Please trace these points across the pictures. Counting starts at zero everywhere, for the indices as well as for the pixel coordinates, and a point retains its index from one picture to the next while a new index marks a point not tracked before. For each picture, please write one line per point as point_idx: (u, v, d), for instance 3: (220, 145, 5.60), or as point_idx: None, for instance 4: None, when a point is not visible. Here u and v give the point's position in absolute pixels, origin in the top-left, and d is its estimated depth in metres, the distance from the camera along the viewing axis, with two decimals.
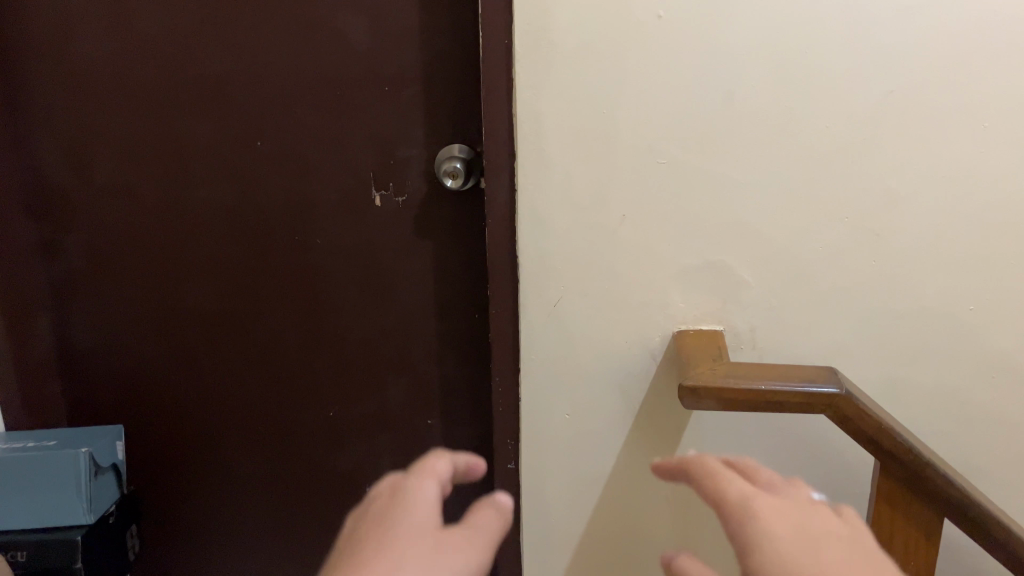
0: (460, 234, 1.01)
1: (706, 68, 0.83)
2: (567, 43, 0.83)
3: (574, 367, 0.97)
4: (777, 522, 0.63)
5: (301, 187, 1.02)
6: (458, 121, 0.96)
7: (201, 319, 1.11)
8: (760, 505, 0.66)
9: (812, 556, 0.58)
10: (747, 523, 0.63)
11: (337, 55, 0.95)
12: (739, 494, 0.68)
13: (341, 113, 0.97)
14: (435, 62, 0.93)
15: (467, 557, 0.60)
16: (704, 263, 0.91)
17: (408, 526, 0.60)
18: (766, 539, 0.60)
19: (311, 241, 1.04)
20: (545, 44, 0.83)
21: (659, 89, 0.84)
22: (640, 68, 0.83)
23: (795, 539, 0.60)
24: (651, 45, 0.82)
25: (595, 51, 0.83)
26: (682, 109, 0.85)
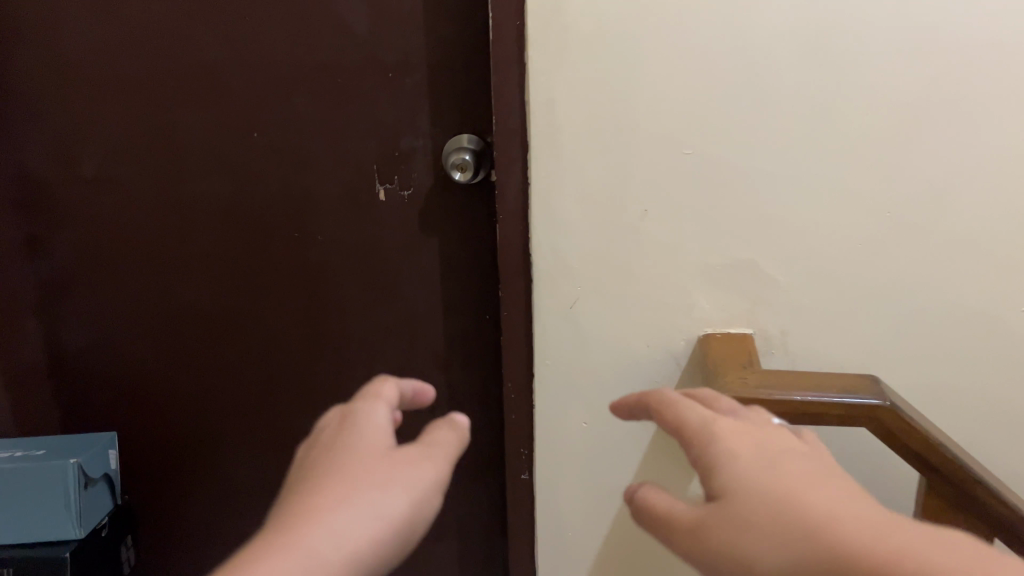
0: (469, 230, 0.94)
1: (735, 50, 0.76)
2: (583, 25, 0.76)
3: (591, 372, 0.91)
4: (740, 443, 0.53)
5: (300, 180, 0.96)
6: (467, 108, 0.89)
7: (197, 319, 1.05)
8: (722, 427, 0.56)
9: (783, 476, 0.49)
10: (709, 444, 0.54)
11: (336, 38, 0.88)
12: (698, 417, 0.58)
13: (342, 100, 0.91)
14: (441, 45, 0.87)
15: (422, 476, 0.56)
16: (733, 262, 0.84)
17: (358, 455, 0.56)
18: (733, 461, 0.51)
19: (310, 237, 0.98)
20: (560, 25, 0.77)
21: (683, 75, 0.77)
22: (663, 50, 0.77)
23: (759, 457, 0.52)
24: (675, 25, 0.75)
25: (614, 32, 0.76)
26: (707, 96, 0.78)
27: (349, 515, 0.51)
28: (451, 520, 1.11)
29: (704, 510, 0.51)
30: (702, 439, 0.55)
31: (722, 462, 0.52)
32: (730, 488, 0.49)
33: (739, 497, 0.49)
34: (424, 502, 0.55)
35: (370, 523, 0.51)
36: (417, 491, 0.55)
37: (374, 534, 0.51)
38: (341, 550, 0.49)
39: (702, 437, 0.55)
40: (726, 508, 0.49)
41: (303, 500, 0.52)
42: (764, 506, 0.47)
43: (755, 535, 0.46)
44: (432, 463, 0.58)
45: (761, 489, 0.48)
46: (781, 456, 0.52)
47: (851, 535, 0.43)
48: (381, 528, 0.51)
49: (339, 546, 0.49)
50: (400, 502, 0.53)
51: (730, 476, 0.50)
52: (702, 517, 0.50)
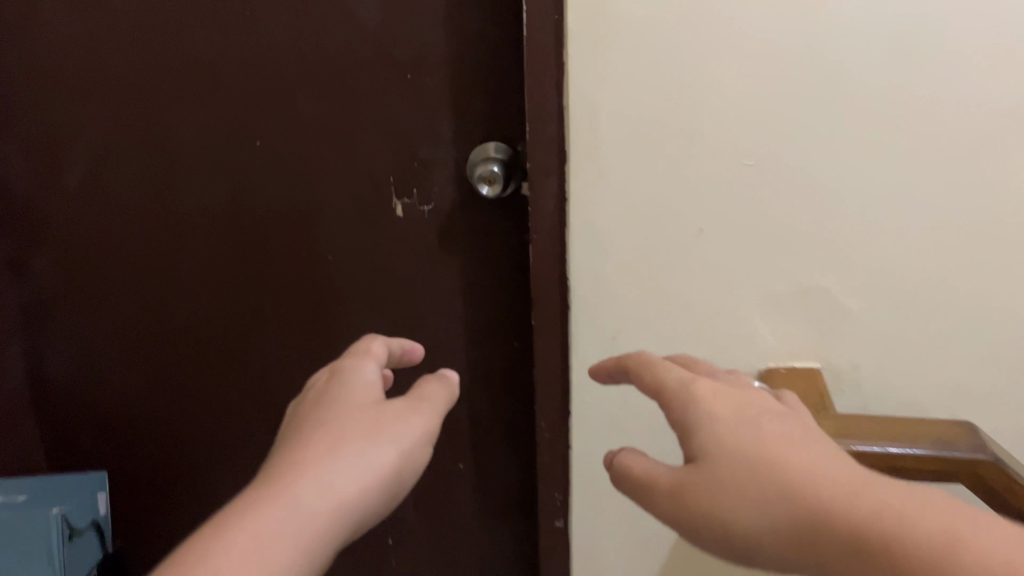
0: (498, 251, 0.84)
1: (806, 47, 0.65)
2: (630, 17, 0.66)
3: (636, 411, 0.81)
4: (719, 402, 0.48)
5: (307, 194, 0.86)
6: (496, 114, 0.79)
7: (193, 347, 0.96)
8: (699, 385, 0.50)
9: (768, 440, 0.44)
10: (686, 405, 0.48)
11: (345, 34, 0.78)
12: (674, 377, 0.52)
13: (353, 106, 0.81)
14: (466, 42, 0.76)
15: (413, 427, 0.53)
16: (800, 288, 0.74)
17: (346, 408, 0.53)
18: (715, 426, 0.46)
19: (319, 257, 0.89)
20: (605, 18, 0.66)
21: (746, 75, 0.67)
22: (723, 47, 0.66)
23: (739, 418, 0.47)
24: (738, 18, 0.65)
25: (667, 26, 0.66)
26: (773, 99, 0.67)
27: (338, 465, 0.48)
28: (475, 562, 1.02)
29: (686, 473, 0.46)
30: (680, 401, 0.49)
31: (701, 424, 0.47)
32: (711, 452, 0.45)
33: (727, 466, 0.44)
34: (415, 453, 0.52)
35: (360, 473, 0.48)
36: (405, 443, 0.52)
37: (363, 483, 0.48)
38: (332, 501, 0.46)
39: (681, 399, 0.50)
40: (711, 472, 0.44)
41: (290, 453, 0.49)
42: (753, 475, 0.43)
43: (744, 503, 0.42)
44: (423, 415, 0.55)
45: (747, 455, 0.44)
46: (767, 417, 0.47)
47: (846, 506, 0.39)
48: (372, 478, 0.48)
49: (331, 498, 0.46)
50: (390, 452, 0.50)
51: (711, 440, 0.46)
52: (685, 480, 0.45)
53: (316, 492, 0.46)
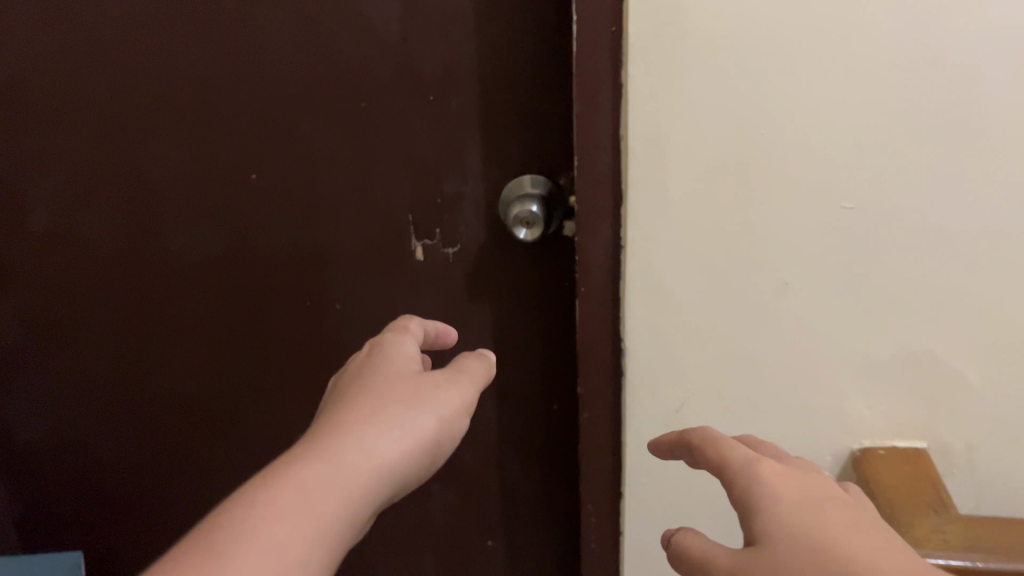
0: (534, 301, 0.72)
1: (920, 64, 0.53)
2: (704, 28, 0.54)
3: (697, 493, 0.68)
4: (788, 484, 0.42)
5: (312, 235, 0.74)
6: (534, 142, 0.67)
7: (184, 406, 0.85)
8: (768, 466, 0.43)
9: (839, 529, 0.39)
10: (754, 488, 0.42)
11: (356, 48, 0.66)
12: (740, 454, 0.44)
13: (366, 132, 0.69)
14: (499, 58, 0.65)
15: (453, 397, 0.50)
16: (906, 355, 0.61)
17: (383, 378, 0.50)
18: (785, 514, 0.40)
19: (326, 308, 0.77)
20: (673, 29, 0.54)
21: (846, 100, 0.55)
22: (817, 65, 0.54)
23: (813, 505, 0.40)
24: (837, 30, 0.53)
25: (749, 39, 0.54)
26: (878, 130, 0.55)
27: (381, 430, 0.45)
28: None
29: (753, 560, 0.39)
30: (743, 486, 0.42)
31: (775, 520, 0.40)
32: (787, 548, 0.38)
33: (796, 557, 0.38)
34: (456, 422, 0.49)
35: (401, 439, 0.45)
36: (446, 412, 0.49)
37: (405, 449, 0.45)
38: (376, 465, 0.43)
39: (745, 481, 0.43)
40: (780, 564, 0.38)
41: (329, 420, 0.46)
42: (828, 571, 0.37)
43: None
44: (465, 384, 0.52)
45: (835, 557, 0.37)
46: (808, 475, 0.43)
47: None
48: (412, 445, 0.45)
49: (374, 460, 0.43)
50: (430, 419, 0.47)
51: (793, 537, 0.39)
52: (752, 567, 0.39)
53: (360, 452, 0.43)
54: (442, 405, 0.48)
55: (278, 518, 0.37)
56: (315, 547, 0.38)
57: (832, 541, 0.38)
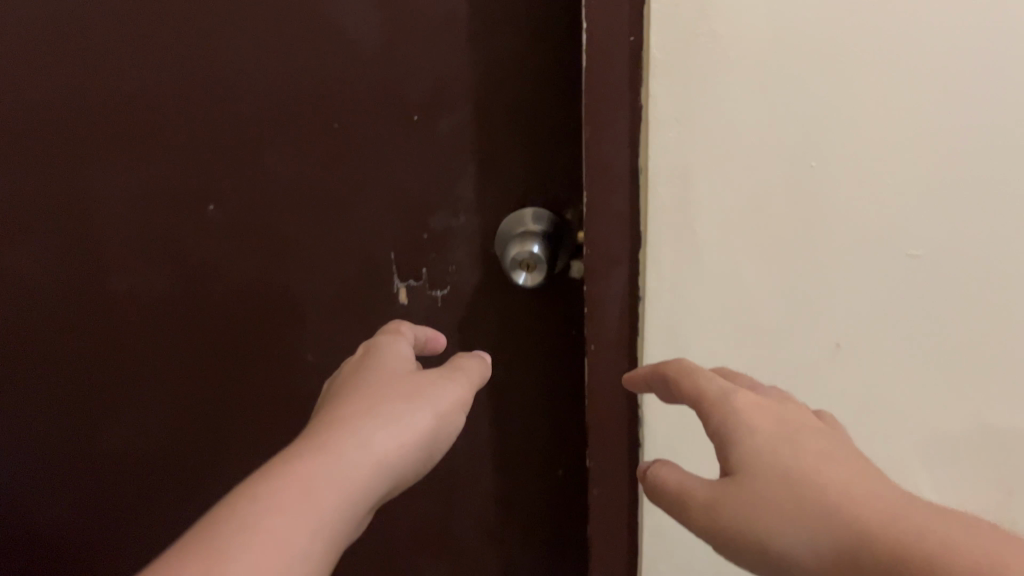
0: (535, 354, 0.62)
1: (1008, 85, 0.43)
2: (744, 37, 0.44)
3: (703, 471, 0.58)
4: (764, 417, 0.39)
5: (280, 275, 0.65)
6: (537, 171, 0.57)
7: (140, 464, 0.76)
8: (745, 398, 0.40)
9: (817, 459, 0.36)
10: (728, 424, 0.39)
11: (329, 60, 0.57)
12: (714, 386, 0.41)
13: (341, 158, 0.60)
14: (495, 73, 0.55)
15: (456, 387, 0.43)
16: (982, 431, 0.51)
17: (379, 370, 0.43)
18: (763, 450, 0.37)
19: (297, 357, 0.67)
20: (702, 40, 0.45)
21: (914, 126, 0.45)
22: (882, 85, 0.44)
23: (792, 437, 0.38)
24: (907, 42, 0.43)
25: (797, 52, 0.44)
26: (953, 164, 0.45)
27: (379, 421, 0.38)
28: None
29: (729, 496, 0.37)
30: (719, 419, 0.40)
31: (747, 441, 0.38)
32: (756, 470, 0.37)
33: (773, 494, 0.36)
34: (459, 414, 0.42)
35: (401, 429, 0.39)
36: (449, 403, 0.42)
37: (410, 441, 0.38)
38: (380, 459, 0.37)
39: (720, 415, 0.40)
40: (759, 502, 0.36)
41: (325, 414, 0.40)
42: (805, 504, 0.35)
43: (795, 530, 0.34)
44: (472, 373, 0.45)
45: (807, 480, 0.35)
46: (790, 410, 0.40)
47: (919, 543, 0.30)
48: (414, 437, 0.39)
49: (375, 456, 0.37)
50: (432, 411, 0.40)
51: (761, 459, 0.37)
52: (729, 503, 0.37)
53: (359, 446, 0.37)
54: (443, 398, 0.41)
55: (271, 523, 0.31)
56: (314, 554, 0.32)
57: (809, 472, 0.36)
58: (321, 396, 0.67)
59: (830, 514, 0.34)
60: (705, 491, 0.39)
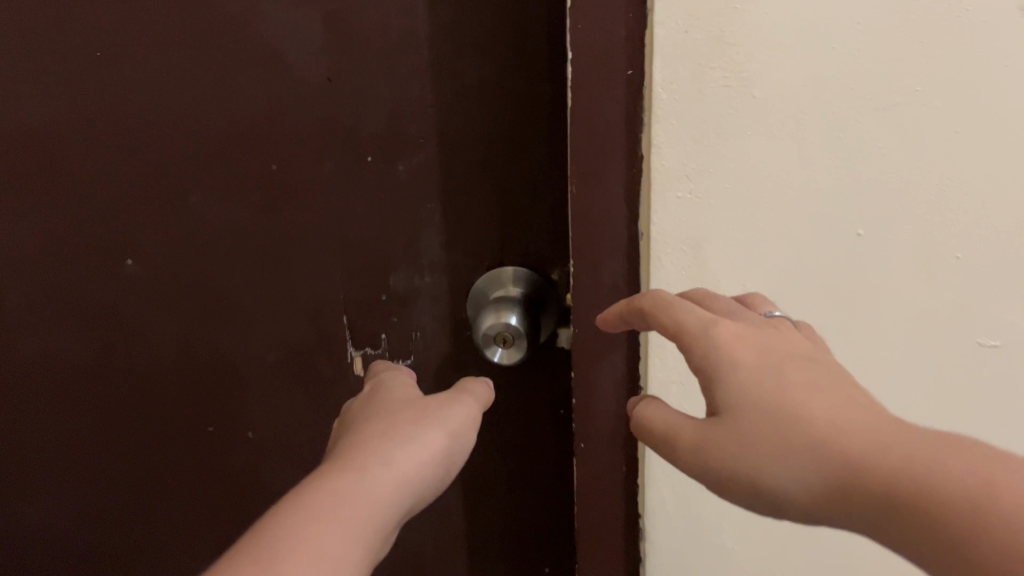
0: (514, 437, 0.52)
1: None
2: (775, 69, 0.35)
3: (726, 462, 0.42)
4: (746, 346, 0.31)
5: (210, 340, 0.55)
6: (513, 225, 0.47)
7: (57, 554, 0.65)
8: (727, 331, 0.32)
9: (802, 390, 0.30)
10: (710, 356, 0.31)
11: (260, 87, 0.47)
12: (692, 317, 0.33)
13: (279, 206, 0.50)
14: (464, 108, 0.45)
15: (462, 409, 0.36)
16: None
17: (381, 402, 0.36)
18: (743, 384, 0.30)
19: (234, 436, 0.57)
20: (720, 78, 0.35)
21: (992, 183, 0.35)
22: (956, 135, 0.35)
23: (777, 367, 0.30)
24: (990, 81, 0.34)
25: (847, 92, 0.35)
26: None
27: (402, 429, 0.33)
28: None
29: (711, 437, 0.30)
30: (698, 358, 0.32)
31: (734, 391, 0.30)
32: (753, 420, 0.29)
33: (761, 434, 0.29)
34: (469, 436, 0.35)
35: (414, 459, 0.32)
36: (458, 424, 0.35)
37: (443, 445, 0.33)
38: (409, 469, 0.32)
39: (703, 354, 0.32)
40: (745, 441, 0.29)
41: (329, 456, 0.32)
42: (791, 443, 0.28)
43: (787, 479, 0.28)
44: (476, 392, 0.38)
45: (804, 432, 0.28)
46: (774, 337, 0.32)
47: (918, 484, 0.25)
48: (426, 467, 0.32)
49: (402, 469, 0.31)
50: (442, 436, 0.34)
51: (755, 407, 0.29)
52: (713, 445, 0.30)
53: (383, 457, 0.31)
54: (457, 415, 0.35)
55: None
56: None
57: (793, 406, 0.29)
58: (269, 472, 0.58)
59: (822, 456, 0.28)
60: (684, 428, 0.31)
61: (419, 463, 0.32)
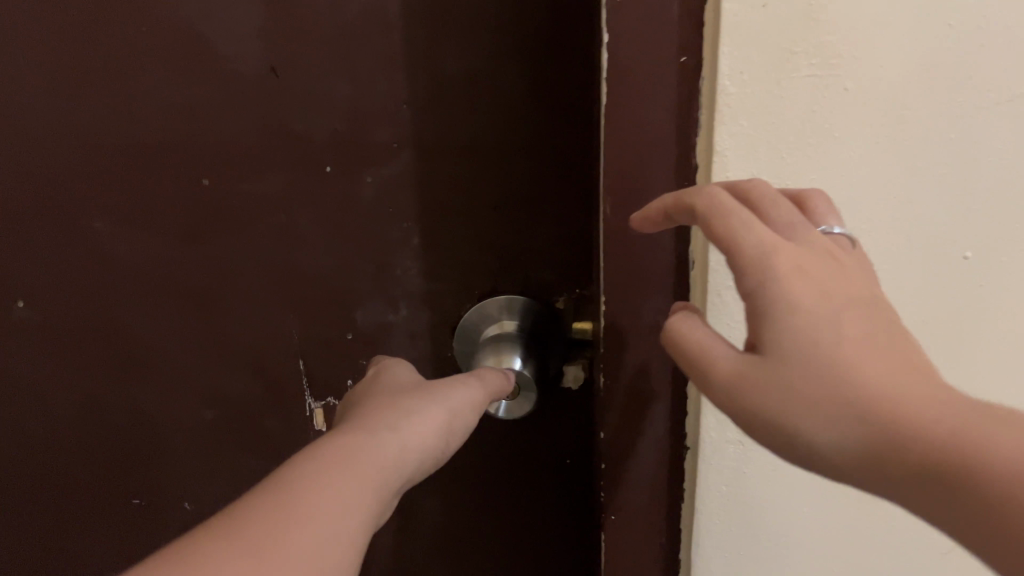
0: (513, 491, 0.44)
1: None
2: (874, 54, 0.27)
3: (784, 471, 0.33)
4: (808, 286, 0.21)
5: (127, 396, 0.44)
6: (511, 245, 0.39)
7: None
8: (787, 263, 0.21)
9: (862, 346, 0.20)
10: (759, 291, 0.21)
11: (177, 84, 0.37)
12: (746, 233, 0.22)
13: (212, 231, 0.40)
14: (446, 105, 0.36)
15: (463, 391, 0.29)
16: None
17: (368, 389, 0.30)
18: (798, 330, 0.21)
19: (165, 508, 0.47)
20: (804, 65, 0.27)
21: None
22: None
23: (839, 319, 0.21)
24: None
25: (960, 81, 0.27)
26: None
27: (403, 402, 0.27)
28: None
29: (748, 375, 0.21)
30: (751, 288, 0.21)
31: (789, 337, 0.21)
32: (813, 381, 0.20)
33: (812, 389, 0.20)
34: (468, 421, 0.28)
35: (398, 445, 0.25)
36: (456, 409, 0.28)
37: (448, 425, 0.27)
38: (405, 451, 0.25)
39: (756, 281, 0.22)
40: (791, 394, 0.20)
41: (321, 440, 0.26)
42: (844, 405, 0.20)
43: (830, 446, 0.20)
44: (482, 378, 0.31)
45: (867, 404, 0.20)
46: (839, 275, 0.22)
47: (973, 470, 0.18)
48: (413, 453, 0.26)
49: (405, 444, 0.26)
50: (436, 418, 0.27)
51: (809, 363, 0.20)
52: (748, 387, 0.21)
53: (384, 430, 0.26)
54: (457, 398, 0.28)
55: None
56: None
57: (849, 370, 0.20)
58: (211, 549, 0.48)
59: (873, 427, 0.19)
60: (718, 361, 0.22)
61: (422, 447, 0.26)
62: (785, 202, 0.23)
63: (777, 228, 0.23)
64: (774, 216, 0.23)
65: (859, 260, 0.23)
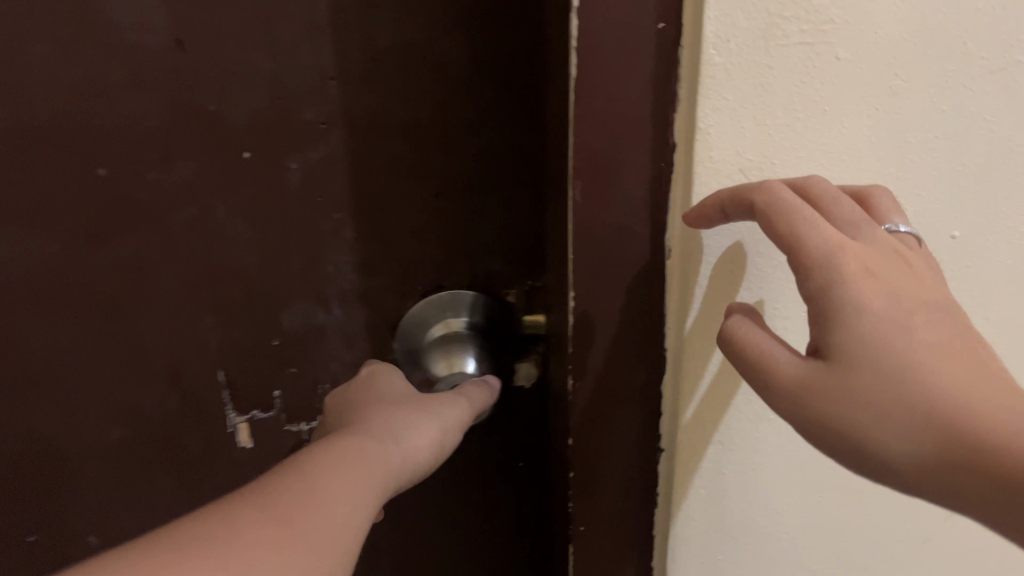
0: (461, 500, 0.41)
1: None
2: (870, 20, 0.25)
3: (767, 465, 0.31)
4: (877, 288, 0.21)
5: (12, 423, 0.38)
6: (458, 235, 0.36)
7: None
8: (856, 264, 0.22)
9: (928, 349, 0.21)
10: (827, 294, 0.22)
11: (64, 58, 0.31)
12: (813, 234, 0.22)
13: (111, 230, 0.34)
14: (384, 80, 0.33)
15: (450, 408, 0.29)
16: None
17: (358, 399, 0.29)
18: (864, 334, 0.21)
19: (61, 543, 0.41)
20: (797, 33, 0.25)
21: None
22: None
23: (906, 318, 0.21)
24: None
25: (956, 50, 0.25)
26: None
27: (396, 413, 0.27)
28: None
29: (814, 382, 0.22)
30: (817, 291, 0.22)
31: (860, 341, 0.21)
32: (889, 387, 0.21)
33: (884, 397, 0.21)
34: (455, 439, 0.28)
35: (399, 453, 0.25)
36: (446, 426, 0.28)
37: (438, 442, 0.27)
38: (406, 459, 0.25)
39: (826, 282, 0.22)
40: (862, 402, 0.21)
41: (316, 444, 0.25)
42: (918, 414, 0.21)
43: (903, 457, 0.21)
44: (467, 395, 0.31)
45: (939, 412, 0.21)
46: (907, 275, 0.22)
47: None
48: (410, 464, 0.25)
49: (406, 454, 0.25)
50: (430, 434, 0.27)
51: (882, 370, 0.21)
52: (811, 394, 0.22)
53: (387, 439, 0.25)
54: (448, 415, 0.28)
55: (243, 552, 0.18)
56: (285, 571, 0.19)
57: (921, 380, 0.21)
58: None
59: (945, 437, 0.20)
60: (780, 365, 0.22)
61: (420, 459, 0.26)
62: (848, 200, 0.23)
63: (841, 227, 0.23)
64: (837, 214, 0.23)
65: (924, 260, 0.23)
